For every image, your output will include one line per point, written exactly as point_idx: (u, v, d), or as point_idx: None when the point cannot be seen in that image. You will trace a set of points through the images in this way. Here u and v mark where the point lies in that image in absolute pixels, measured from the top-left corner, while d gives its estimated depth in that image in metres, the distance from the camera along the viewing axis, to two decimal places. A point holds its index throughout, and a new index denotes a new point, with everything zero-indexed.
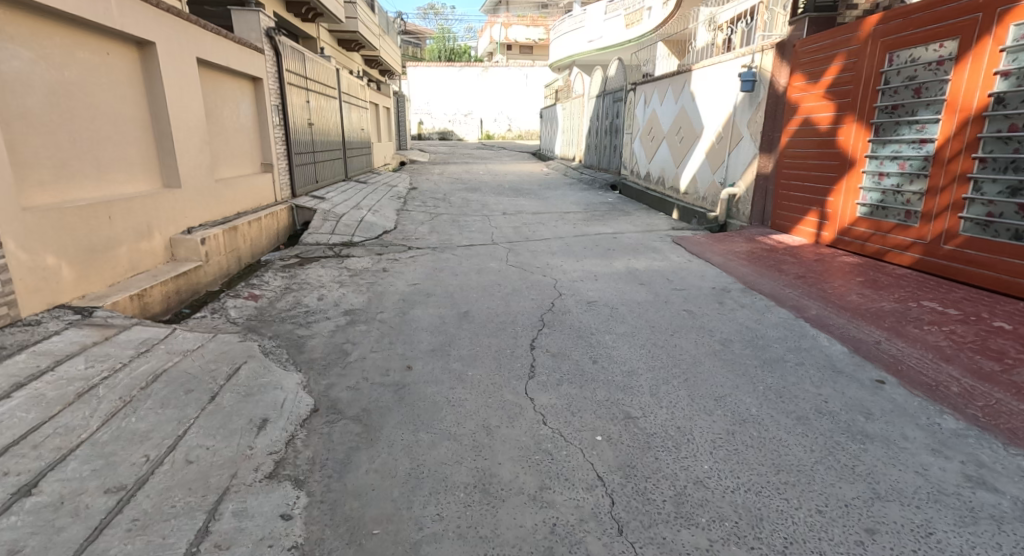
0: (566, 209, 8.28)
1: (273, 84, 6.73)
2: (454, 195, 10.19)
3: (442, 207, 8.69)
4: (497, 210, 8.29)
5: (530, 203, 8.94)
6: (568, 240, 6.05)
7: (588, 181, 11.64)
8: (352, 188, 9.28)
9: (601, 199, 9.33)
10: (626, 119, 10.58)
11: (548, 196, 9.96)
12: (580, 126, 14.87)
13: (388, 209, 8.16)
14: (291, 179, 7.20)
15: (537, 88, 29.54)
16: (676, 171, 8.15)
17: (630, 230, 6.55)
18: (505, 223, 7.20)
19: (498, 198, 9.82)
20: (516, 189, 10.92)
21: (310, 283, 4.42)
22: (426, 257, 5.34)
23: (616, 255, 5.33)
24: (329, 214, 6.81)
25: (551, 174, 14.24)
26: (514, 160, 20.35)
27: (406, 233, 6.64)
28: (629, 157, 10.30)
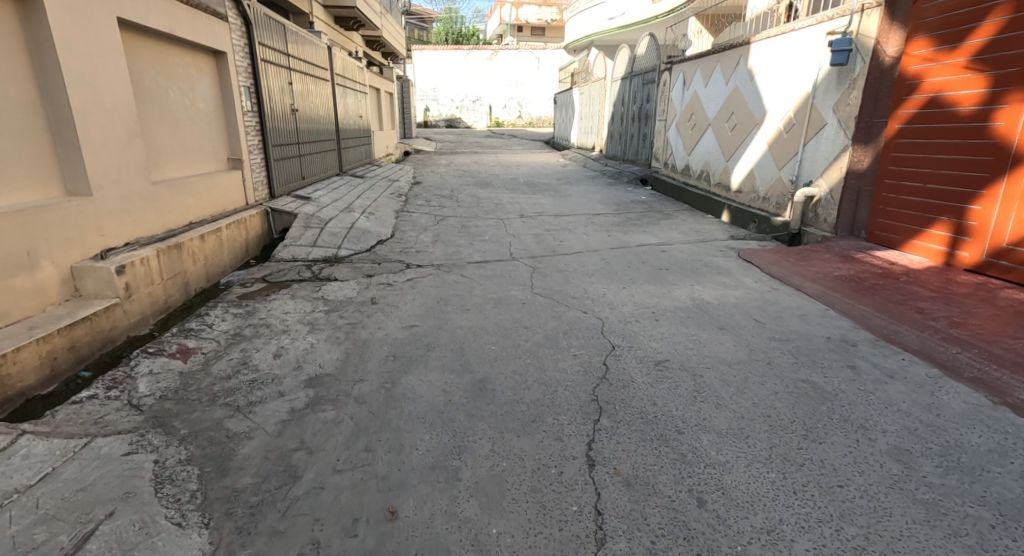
0: (594, 211, 7.10)
1: (243, 62, 5.55)
2: (463, 192, 9.01)
3: (449, 207, 7.54)
4: (514, 211, 7.13)
5: (551, 203, 7.75)
6: (604, 254, 4.89)
7: (613, 174, 10.40)
8: (348, 185, 8.13)
9: (632, 197, 8.11)
10: (659, 104, 9.30)
11: (569, 193, 8.76)
12: (601, 113, 13.57)
13: (387, 211, 7.01)
14: (269, 177, 6.04)
15: (549, 73, 28.07)
16: (726, 165, 6.92)
17: (678, 240, 5.37)
18: (525, 230, 6.03)
19: (513, 195, 8.63)
20: (532, 185, 9.72)
21: (271, 324, 3.30)
22: (429, 281, 4.19)
23: (671, 278, 4.17)
24: (314, 219, 5.67)
25: (569, 166, 12.99)
26: (527, 149, 19.09)
27: (406, 244, 5.48)
28: (664, 147, 9.05)
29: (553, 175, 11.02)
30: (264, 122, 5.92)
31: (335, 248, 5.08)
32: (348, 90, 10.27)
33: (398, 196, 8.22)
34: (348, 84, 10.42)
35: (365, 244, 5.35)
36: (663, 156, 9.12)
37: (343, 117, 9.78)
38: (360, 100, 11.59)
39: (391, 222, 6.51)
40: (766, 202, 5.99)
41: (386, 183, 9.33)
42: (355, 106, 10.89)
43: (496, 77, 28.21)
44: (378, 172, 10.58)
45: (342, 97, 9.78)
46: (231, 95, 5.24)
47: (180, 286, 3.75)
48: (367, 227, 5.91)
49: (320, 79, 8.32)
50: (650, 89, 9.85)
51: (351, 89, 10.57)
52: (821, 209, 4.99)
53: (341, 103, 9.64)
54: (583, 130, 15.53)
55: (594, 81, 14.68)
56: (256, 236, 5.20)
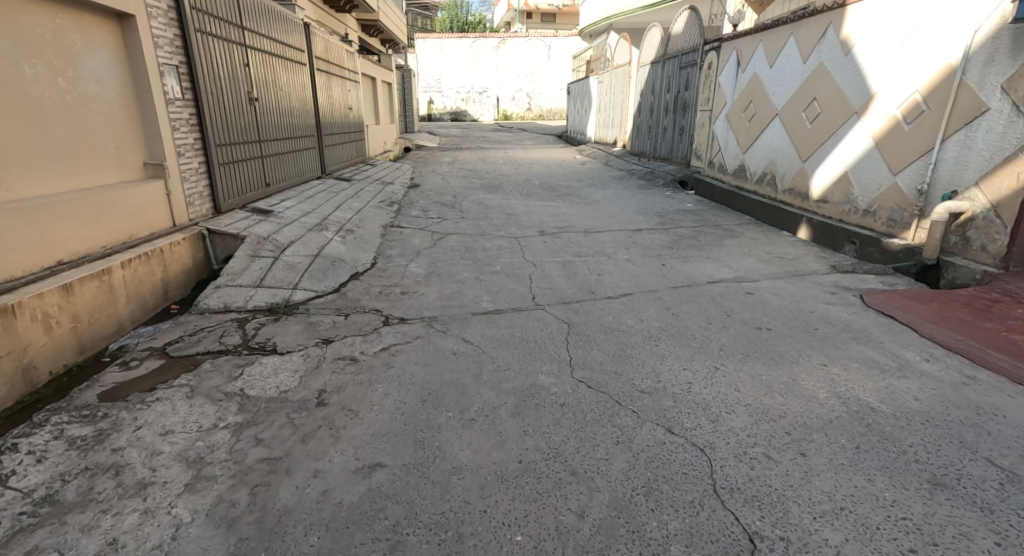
0: (634, 226, 5.67)
1: (172, 33, 4.13)
2: (469, 198, 7.59)
3: (452, 220, 6.11)
4: (533, 226, 5.71)
5: (577, 215, 6.33)
6: (667, 301, 3.46)
7: (645, 177, 8.93)
8: (330, 194, 6.73)
9: (676, 206, 6.64)
10: (705, 91, 7.81)
11: (596, 200, 7.32)
12: (624, 103, 12.08)
13: (372, 227, 5.59)
14: (214, 186, 4.63)
15: (561, 63, 26.42)
16: (804, 166, 5.45)
17: (762, 275, 3.93)
18: (549, 256, 4.61)
19: (529, 203, 7.21)
20: (550, 189, 8.30)
21: (127, 463, 1.88)
22: (414, 356, 2.77)
23: (782, 349, 2.73)
24: (269, 245, 4.28)
25: (588, 164, 11.54)
26: (539, 143, 17.64)
27: (391, 279, 4.08)
28: (714, 143, 7.57)
29: (573, 177, 9.56)
30: (203, 115, 4.48)
31: (289, 290, 3.68)
32: (333, 80, 8.82)
33: (390, 205, 6.80)
34: (335, 72, 8.99)
35: (333, 281, 3.94)
36: (712, 153, 7.63)
37: (326, 111, 8.34)
38: (351, 91, 10.15)
39: (375, 242, 5.10)
40: (869, 217, 4.52)
41: (378, 188, 7.91)
42: (342, 98, 9.44)
43: (504, 67, 26.64)
44: (370, 174, 9.16)
45: (326, 87, 8.34)
46: (145, 76, 3.79)
47: (8, 381, 2.33)
48: (341, 253, 4.50)
49: (292, 64, 6.85)
50: (691, 73, 8.34)
51: (337, 77, 9.13)
52: (976, 234, 3.53)
53: (324, 94, 8.21)
54: (603, 123, 14.01)
55: (616, 69, 13.13)
56: (180, 271, 3.78)
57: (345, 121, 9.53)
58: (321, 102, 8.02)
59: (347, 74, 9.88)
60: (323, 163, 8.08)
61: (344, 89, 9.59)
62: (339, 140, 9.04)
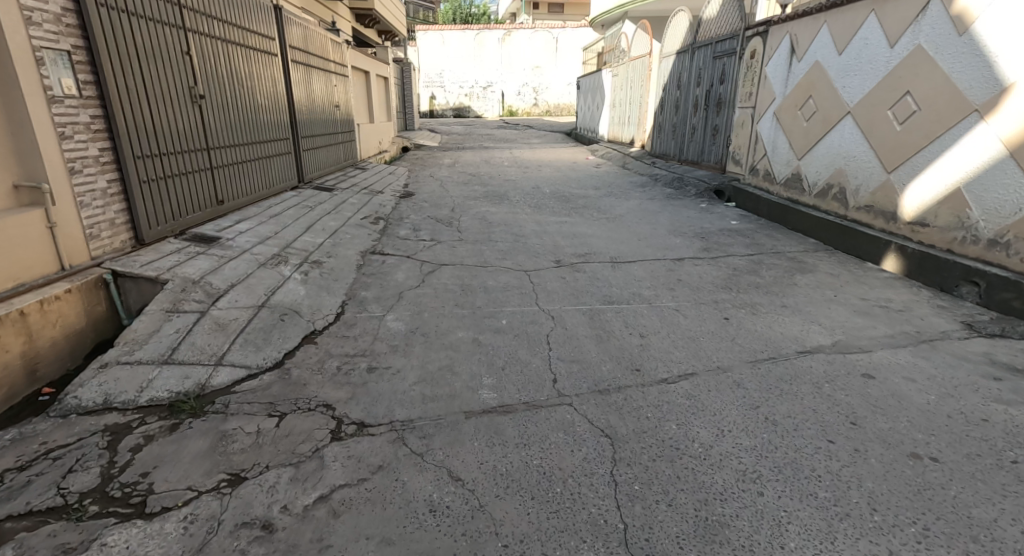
0: (672, 254, 4.57)
1: (61, 6, 3.03)
2: (469, 212, 6.51)
3: (446, 244, 5.04)
4: (546, 254, 4.63)
5: (598, 236, 5.24)
6: (751, 394, 2.37)
7: (672, 185, 7.83)
8: (302, 210, 5.67)
9: (716, 224, 5.53)
10: (748, 84, 6.68)
11: (618, 214, 6.22)
12: (643, 99, 10.95)
13: (346, 255, 4.53)
14: (133, 211, 3.54)
15: (569, 56, 25.23)
16: (890, 178, 4.33)
17: (872, 339, 2.83)
18: (569, 303, 3.53)
19: (540, 218, 6.12)
20: (562, 200, 7.21)
21: None
22: (366, 522, 1.70)
23: (981, 517, 1.63)
24: (199, 291, 3.21)
25: (604, 167, 10.43)
26: (547, 142, 16.52)
27: (359, 343, 3.01)
28: (758, 146, 6.44)
29: (587, 184, 8.47)
30: (115, 117, 3.39)
31: (209, 367, 2.60)
32: (313, 73, 7.73)
33: (374, 223, 5.74)
34: (316, 65, 7.90)
35: (276, 347, 2.87)
36: (756, 158, 6.50)
37: (304, 109, 7.26)
38: (337, 86, 9.06)
39: (347, 279, 4.03)
40: (998, 251, 3.41)
41: (363, 199, 6.84)
42: (325, 94, 8.35)
43: (510, 61, 25.48)
44: (358, 182, 8.09)
45: (303, 82, 7.25)
46: (7, 64, 2.70)
47: None
48: (296, 301, 3.44)
49: (257, 53, 5.76)
50: (729, 63, 7.21)
51: (318, 72, 8.02)
52: None
53: (300, 89, 7.11)
54: (618, 121, 12.88)
55: (632, 61, 11.99)
56: (58, 337, 2.71)
57: (329, 120, 8.44)
58: (296, 99, 6.93)
59: (332, 67, 8.79)
60: (301, 170, 7.01)
61: (328, 85, 8.51)
62: (320, 143, 7.97)
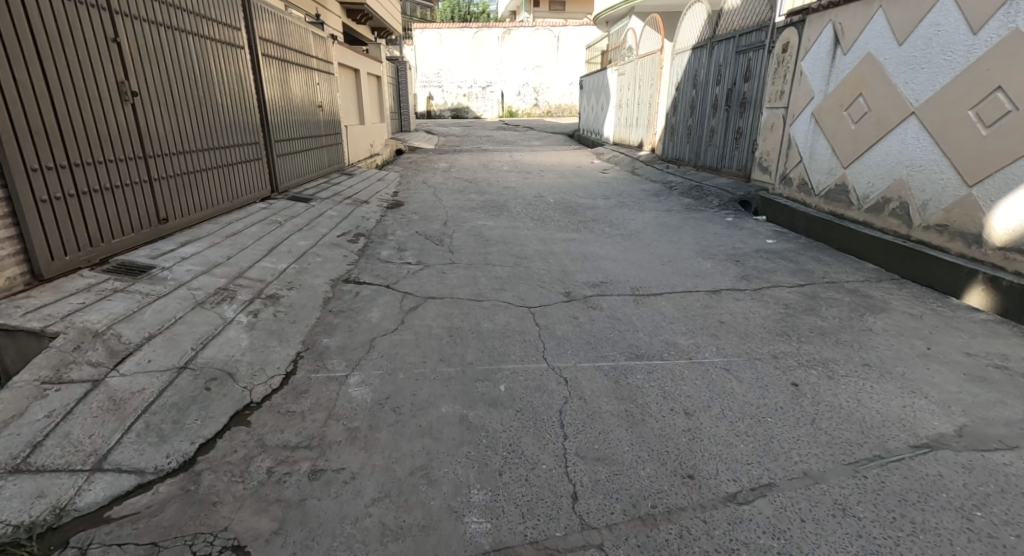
0: (704, 283, 3.81)
1: None
2: (464, 226, 5.77)
3: (434, 269, 4.28)
4: (552, 284, 3.88)
5: (613, 258, 4.49)
6: (871, 531, 1.59)
7: (690, 194, 7.06)
8: (269, 227, 4.90)
9: (749, 243, 4.76)
10: (778, 82, 5.93)
11: (633, 230, 5.45)
12: (653, 99, 10.20)
13: (312, 287, 3.77)
14: (26, 239, 2.77)
15: (570, 55, 24.51)
16: (972, 192, 3.56)
17: (1007, 421, 2.06)
18: (584, 357, 2.77)
19: (543, 235, 5.37)
20: (568, 211, 6.44)
21: None
22: None
23: None
24: (99, 347, 2.44)
25: (611, 173, 9.67)
26: (548, 145, 15.78)
27: (307, 424, 2.24)
28: (792, 151, 5.67)
29: (594, 192, 7.71)
30: None
31: (81, 475, 1.83)
32: (289, 70, 6.95)
33: (352, 243, 4.98)
34: (293, 61, 7.13)
35: (190, 433, 2.09)
36: (789, 165, 5.73)
37: (276, 110, 6.47)
38: (319, 85, 8.30)
39: (308, 320, 3.27)
40: None
41: (343, 213, 6.08)
42: (304, 94, 7.57)
43: (509, 60, 24.75)
44: (341, 191, 7.32)
45: (277, 80, 6.47)
46: None
47: None
48: (234, 356, 2.67)
49: (217, 44, 4.97)
50: (755, 58, 6.47)
51: (296, 68, 7.25)
52: None
53: (273, 88, 6.33)
54: (625, 122, 12.13)
55: (640, 59, 11.24)
56: None
57: (308, 123, 7.66)
58: (267, 98, 6.14)
59: (313, 64, 8.02)
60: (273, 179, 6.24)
61: (308, 84, 7.73)
62: (297, 149, 7.18)
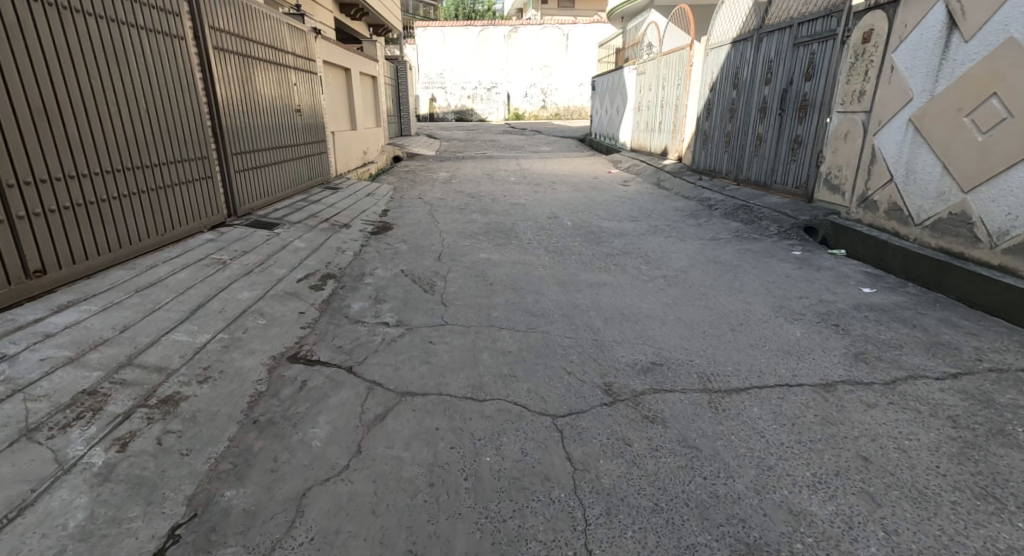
0: (801, 366, 2.66)
1: None
2: (461, 262, 4.63)
3: (418, 339, 3.15)
4: (580, 368, 2.74)
5: (659, 318, 3.35)
6: None
7: (735, 216, 5.87)
8: (206, 272, 3.76)
9: (840, 292, 3.58)
10: (856, 80, 4.74)
11: (676, 268, 4.30)
12: (682, 102, 9.08)
13: (239, 374, 2.63)
14: None
15: (579, 55, 23.40)
16: None
17: None
18: (656, 551, 1.62)
19: (562, 275, 4.24)
20: (591, 239, 5.30)
21: None
22: None
23: None
24: None
25: (632, 187, 8.52)
26: (558, 150, 14.66)
27: None
28: (877, 168, 4.47)
29: (617, 212, 6.56)
30: None
31: None
32: (251, 70, 5.82)
33: (314, 292, 3.84)
34: (258, 58, 6.00)
35: None
36: (873, 185, 4.53)
37: (231, 117, 5.34)
38: (295, 87, 7.16)
39: (214, 445, 2.12)
40: None
41: (314, 245, 4.94)
42: (274, 97, 6.43)
43: (516, 60, 23.68)
44: (318, 213, 6.19)
45: (231, 81, 5.35)
46: None
47: None
48: None
49: (128, 32, 3.86)
50: (820, 52, 5.29)
51: (262, 67, 6.11)
52: None
53: (225, 90, 5.20)
54: (647, 127, 10.96)
55: (664, 56, 10.09)
56: None
57: (278, 131, 6.52)
58: (215, 103, 5.02)
59: (288, 63, 6.91)
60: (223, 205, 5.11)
61: (279, 85, 6.60)
62: (262, 164, 6.03)
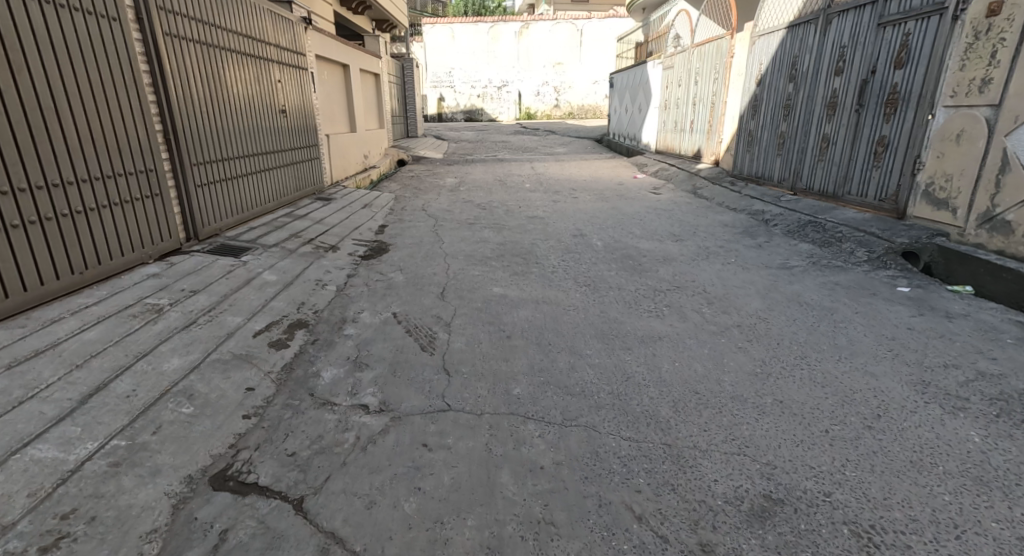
0: (1017, 515, 1.65)
1: None
2: (471, 302, 3.66)
3: (406, 439, 2.18)
4: (656, 510, 1.76)
5: (753, 401, 2.35)
6: None
7: (802, 235, 4.83)
8: (128, 326, 2.81)
9: (1000, 358, 2.56)
10: (974, 65, 3.71)
11: (750, 312, 3.31)
12: (720, 99, 8.06)
13: (120, 521, 1.68)
14: None
15: (594, 50, 22.36)
16: None
17: None
18: None
19: (602, 324, 3.26)
20: (630, 267, 4.32)
21: None
22: None
23: None
24: None
25: (664, 196, 7.53)
26: (576, 153, 13.68)
27: None
28: (1011, 179, 3.42)
29: (655, 229, 5.55)
30: None
31: None
32: (218, 63, 4.88)
33: (274, 352, 2.88)
34: (227, 49, 5.06)
35: None
36: (1004, 201, 3.48)
37: (191, 121, 4.40)
38: (276, 85, 6.23)
39: None
40: None
41: (288, 277, 4.00)
42: (249, 95, 5.49)
43: (528, 57, 22.71)
44: (300, 233, 5.23)
45: (189, 76, 4.41)
46: None
47: None
48: None
49: (28, 3, 2.91)
50: (916, 33, 4.25)
51: (232, 59, 5.17)
52: None
53: (180, 85, 4.26)
54: (677, 127, 9.90)
55: (697, 48, 9.04)
56: None
57: (253, 137, 5.57)
58: (167, 101, 4.07)
59: (266, 56, 5.97)
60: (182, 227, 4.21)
61: (255, 82, 5.66)
62: (233, 176, 5.08)
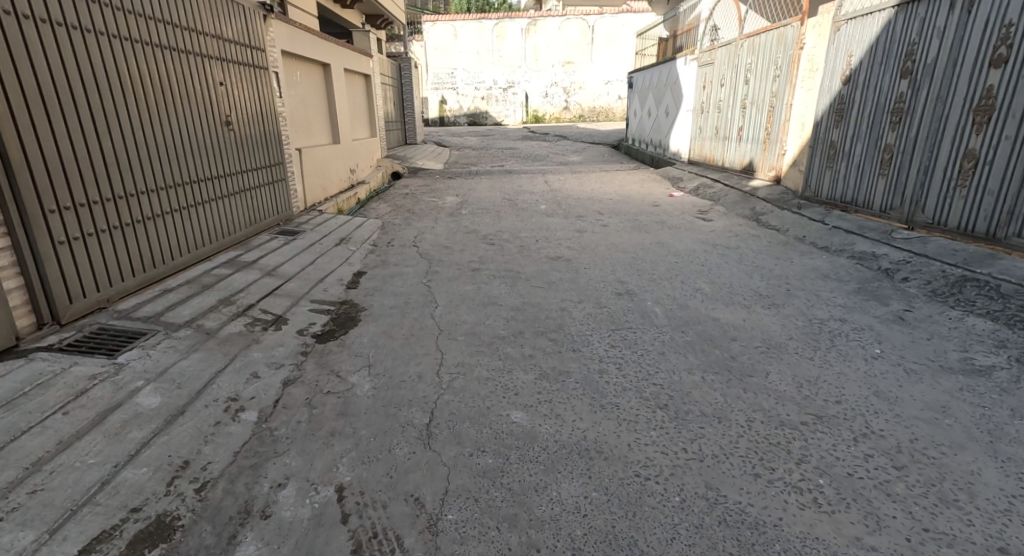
0: None
1: None
2: (476, 459, 2.16)
3: None
4: None
5: None
6: None
7: (961, 302, 3.30)
8: None
9: None
10: None
11: (995, 502, 1.78)
12: (783, 101, 6.53)
13: None
14: None
15: (606, 49, 20.87)
16: None
17: None
18: None
19: (721, 534, 1.74)
20: (721, 366, 2.82)
21: None
22: None
23: None
24: None
25: (717, 226, 6.01)
26: (593, 162, 12.18)
27: None
28: None
29: (729, 284, 4.04)
30: None
31: None
32: (105, 57, 3.40)
33: None
34: (125, 39, 3.58)
35: None
36: None
37: (53, 146, 2.92)
38: (218, 87, 4.76)
39: None
40: None
41: (186, 393, 2.52)
42: (166, 102, 4.01)
43: (536, 56, 21.25)
44: (235, 297, 3.74)
45: (49, 79, 2.93)
46: None
47: None
48: None
49: None
50: None
51: (135, 52, 3.68)
52: None
53: (29, 92, 2.80)
54: (722, 135, 8.39)
55: (747, 40, 7.54)
56: None
57: (175, 158, 4.09)
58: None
59: (197, 49, 4.49)
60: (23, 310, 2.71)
61: (178, 83, 4.18)
62: (136, 218, 3.58)
